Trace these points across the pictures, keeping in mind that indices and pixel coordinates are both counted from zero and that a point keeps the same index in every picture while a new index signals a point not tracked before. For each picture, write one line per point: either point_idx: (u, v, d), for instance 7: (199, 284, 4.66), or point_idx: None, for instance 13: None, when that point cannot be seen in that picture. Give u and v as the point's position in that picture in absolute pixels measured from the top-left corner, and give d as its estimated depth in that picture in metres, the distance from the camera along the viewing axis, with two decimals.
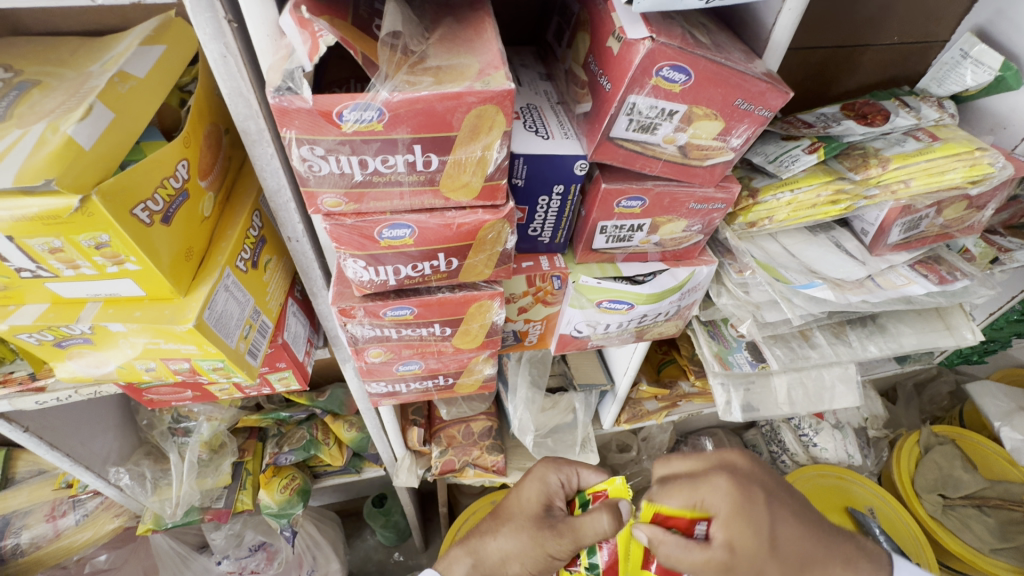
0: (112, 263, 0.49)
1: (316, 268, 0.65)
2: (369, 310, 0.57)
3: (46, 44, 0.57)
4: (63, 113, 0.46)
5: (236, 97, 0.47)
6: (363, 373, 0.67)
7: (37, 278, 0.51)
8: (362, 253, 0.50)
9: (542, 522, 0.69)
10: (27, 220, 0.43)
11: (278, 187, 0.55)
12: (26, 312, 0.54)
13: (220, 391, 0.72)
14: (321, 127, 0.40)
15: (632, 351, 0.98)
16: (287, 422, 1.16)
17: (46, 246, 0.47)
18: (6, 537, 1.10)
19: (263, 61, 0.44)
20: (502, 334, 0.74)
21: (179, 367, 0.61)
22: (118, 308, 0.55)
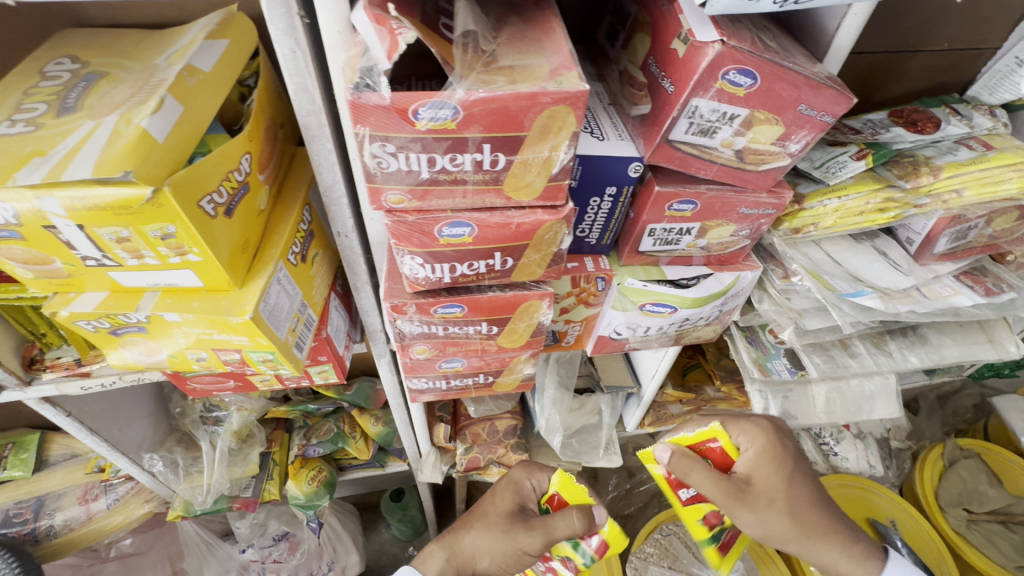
0: (175, 254, 0.50)
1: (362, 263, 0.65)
2: (420, 307, 0.57)
3: (108, 36, 0.58)
4: (134, 105, 0.47)
5: (301, 93, 0.48)
6: (406, 369, 0.68)
7: (101, 266, 0.51)
8: (421, 250, 0.50)
9: (513, 521, 0.72)
10: (100, 209, 0.44)
11: (332, 182, 0.56)
12: (87, 299, 0.55)
13: (261, 381, 0.73)
14: (396, 124, 0.40)
15: (661, 356, 0.98)
16: (314, 414, 1.18)
17: (114, 236, 0.47)
18: (40, 518, 1.12)
19: (331, 57, 0.44)
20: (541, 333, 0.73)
21: (229, 358, 0.62)
22: (175, 298, 0.55)
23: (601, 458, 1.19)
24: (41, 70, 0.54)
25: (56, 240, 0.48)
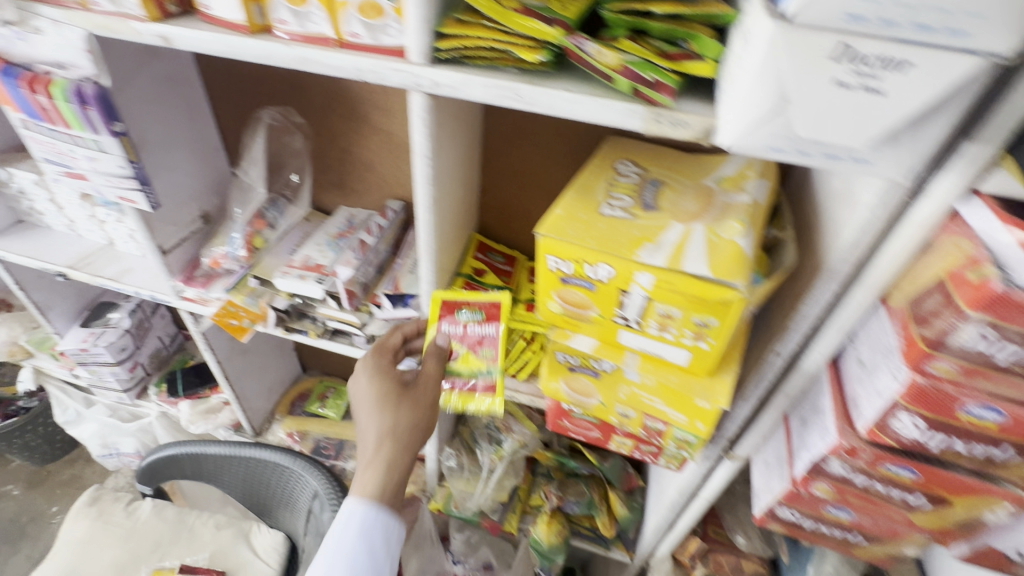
0: (693, 338, 0.60)
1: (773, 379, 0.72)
2: (871, 457, 0.60)
3: (651, 150, 0.74)
4: (717, 221, 0.60)
5: (854, 247, 0.56)
6: (788, 496, 0.70)
7: (621, 325, 0.64)
8: (932, 417, 0.53)
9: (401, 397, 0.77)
10: (687, 295, 0.56)
11: (812, 315, 0.64)
12: (579, 340, 0.69)
13: (621, 443, 0.81)
14: (1019, 319, 0.44)
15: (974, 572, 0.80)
16: (561, 471, 1.29)
17: (665, 312, 0.59)
18: (339, 458, 1.36)
19: (925, 235, 0.51)
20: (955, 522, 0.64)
21: (645, 423, 0.71)
22: (649, 364, 0.66)
23: None
24: (614, 167, 0.71)
25: (615, 300, 0.61)
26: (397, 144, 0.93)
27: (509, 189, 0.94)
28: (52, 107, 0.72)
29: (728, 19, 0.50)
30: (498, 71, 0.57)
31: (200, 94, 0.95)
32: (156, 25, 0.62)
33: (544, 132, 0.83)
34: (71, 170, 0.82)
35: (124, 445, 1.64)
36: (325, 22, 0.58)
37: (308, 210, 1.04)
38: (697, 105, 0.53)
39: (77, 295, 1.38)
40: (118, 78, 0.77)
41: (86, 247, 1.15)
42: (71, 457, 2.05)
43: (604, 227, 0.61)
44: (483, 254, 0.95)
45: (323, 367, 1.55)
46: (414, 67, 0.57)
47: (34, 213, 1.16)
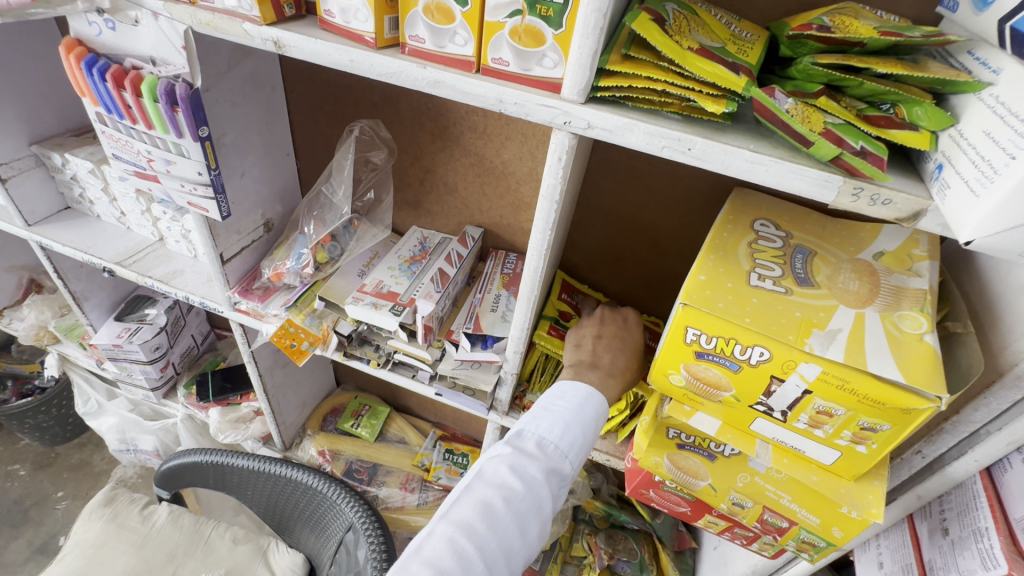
0: (850, 440, 0.53)
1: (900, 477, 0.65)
2: None
3: (791, 210, 0.66)
4: (889, 310, 0.52)
5: None
6: None
7: (759, 413, 0.56)
8: None
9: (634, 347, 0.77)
10: (860, 396, 0.48)
11: (975, 419, 0.57)
12: (700, 419, 0.61)
13: (713, 525, 0.73)
14: None
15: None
16: (604, 521, 1.21)
17: (825, 409, 0.51)
18: (372, 484, 1.29)
19: None
20: None
21: (765, 516, 0.63)
22: (784, 458, 0.58)
23: None
24: (752, 227, 0.63)
25: (763, 388, 0.53)
26: (487, 168, 0.86)
27: (603, 231, 0.86)
28: (136, 104, 0.66)
29: (966, 87, 0.43)
30: (662, 118, 0.50)
31: (280, 97, 0.89)
32: (269, 29, 0.55)
33: (657, 173, 0.76)
34: (143, 171, 0.76)
35: (142, 441, 1.58)
36: (467, 45, 0.51)
37: (387, 231, 0.97)
38: (903, 182, 0.45)
39: (114, 286, 1.32)
40: (207, 76, 0.70)
41: (134, 242, 1.08)
42: (81, 442, 1.97)
43: (759, 304, 0.53)
44: (567, 295, 0.88)
45: (358, 382, 1.48)
46: (567, 105, 0.50)
47: (84, 202, 1.10)
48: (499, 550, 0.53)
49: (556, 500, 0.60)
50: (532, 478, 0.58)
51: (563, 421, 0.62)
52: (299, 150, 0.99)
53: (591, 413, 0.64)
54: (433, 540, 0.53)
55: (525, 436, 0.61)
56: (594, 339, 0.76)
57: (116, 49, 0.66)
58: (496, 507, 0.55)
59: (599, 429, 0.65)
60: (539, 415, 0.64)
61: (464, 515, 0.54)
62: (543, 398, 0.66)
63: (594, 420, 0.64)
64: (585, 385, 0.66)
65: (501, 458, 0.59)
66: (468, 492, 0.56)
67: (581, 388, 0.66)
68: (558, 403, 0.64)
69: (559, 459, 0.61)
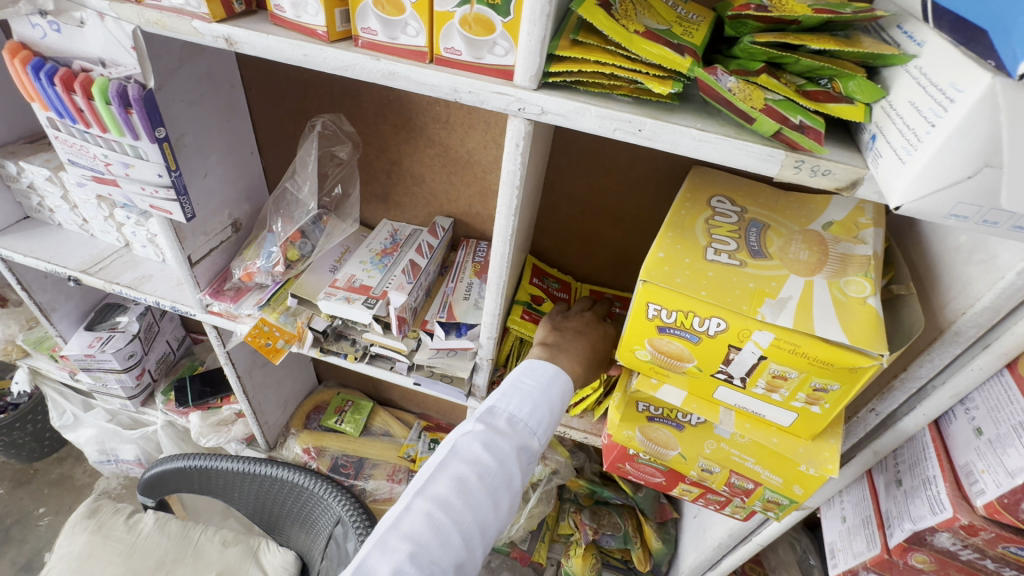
0: (803, 400, 0.56)
1: (859, 436, 0.68)
2: (993, 538, 0.54)
3: (745, 185, 0.68)
4: (837, 275, 0.55)
5: (987, 310, 0.52)
6: (877, 561, 0.65)
7: (721, 380, 0.58)
8: None
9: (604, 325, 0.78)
10: (809, 358, 0.51)
11: (922, 375, 0.60)
12: (667, 390, 0.63)
13: (687, 493, 0.76)
14: None
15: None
16: (588, 497, 1.24)
17: (779, 372, 0.54)
18: (358, 478, 1.30)
19: None
20: None
21: (734, 480, 0.66)
22: (748, 423, 0.61)
23: None
24: (709, 203, 0.65)
25: (722, 356, 0.56)
26: (452, 158, 0.87)
27: (570, 215, 0.88)
28: (88, 108, 0.65)
29: (894, 60, 0.45)
30: (613, 100, 0.51)
31: (239, 94, 0.88)
32: (219, 26, 0.55)
33: (618, 155, 0.77)
34: (101, 175, 0.75)
35: (124, 451, 1.56)
36: (419, 35, 0.52)
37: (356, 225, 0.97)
38: (842, 153, 0.48)
39: (82, 296, 1.29)
40: (161, 76, 0.70)
41: (100, 249, 1.07)
42: (61, 456, 1.94)
43: (714, 277, 0.55)
44: (538, 279, 0.90)
45: (339, 379, 1.48)
46: (520, 92, 0.51)
47: (43, 210, 1.07)
48: (473, 523, 0.56)
49: (525, 474, 0.63)
50: (504, 454, 0.60)
51: (532, 399, 0.64)
52: (263, 148, 0.99)
53: (557, 392, 0.66)
54: (411, 514, 0.55)
55: (495, 413, 0.63)
56: (566, 326, 0.76)
57: (63, 52, 0.64)
58: (471, 482, 0.57)
59: (564, 405, 0.68)
60: (508, 391, 0.66)
61: (440, 491, 0.57)
62: (511, 375, 0.68)
63: (560, 398, 0.66)
64: (552, 364, 0.68)
65: (474, 435, 0.60)
66: (442, 469, 0.58)
67: (549, 367, 0.67)
68: (525, 380, 0.66)
69: (528, 435, 0.63)
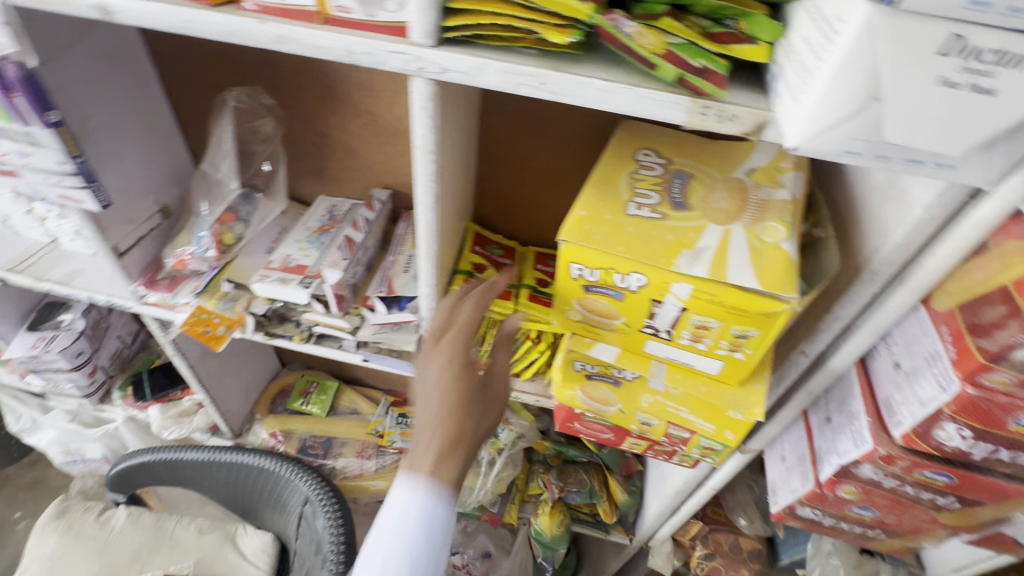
0: (727, 348, 0.56)
1: (793, 377, 0.70)
2: (909, 464, 0.57)
3: (673, 137, 0.67)
4: (755, 222, 0.55)
5: (899, 248, 0.53)
6: (810, 496, 0.68)
7: (649, 335, 0.59)
8: (979, 427, 0.51)
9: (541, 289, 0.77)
10: (725, 306, 0.52)
11: (845, 315, 0.61)
12: (601, 348, 0.64)
13: (636, 447, 0.78)
14: None
15: (984, 554, 0.86)
16: (556, 457, 1.26)
17: (700, 323, 0.55)
18: (327, 457, 1.31)
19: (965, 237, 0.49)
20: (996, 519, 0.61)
21: (673, 432, 0.67)
22: (679, 374, 0.62)
23: None
24: (634, 157, 0.64)
25: (645, 310, 0.56)
26: (382, 127, 0.84)
27: (509, 178, 0.86)
28: None
29: None
30: (517, 54, 0.49)
31: (148, 70, 0.83)
32: None
33: (548, 113, 0.75)
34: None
35: (89, 450, 1.53)
36: None
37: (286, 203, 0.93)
38: (748, 97, 0.47)
39: (20, 296, 1.24)
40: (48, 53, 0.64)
41: (26, 246, 1.01)
42: (30, 460, 1.90)
43: (634, 231, 0.55)
44: (480, 247, 0.88)
45: (303, 361, 1.47)
46: (418, 49, 0.48)
47: None
48: None
49: None
50: None
51: (398, 558, 0.59)
52: (185, 127, 0.94)
53: (435, 525, 0.61)
54: None
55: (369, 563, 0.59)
56: (451, 342, 0.66)
57: None
58: None
59: (449, 526, 0.62)
60: (376, 540, 0.60)
61: None
62: (381, 516, 0.61)
63: (438, 530, 0.61)
64: (419, 486, 0.60)
65: None
66: None
67: (421, 496, 0.60)
68: (383, 538, 0.60)
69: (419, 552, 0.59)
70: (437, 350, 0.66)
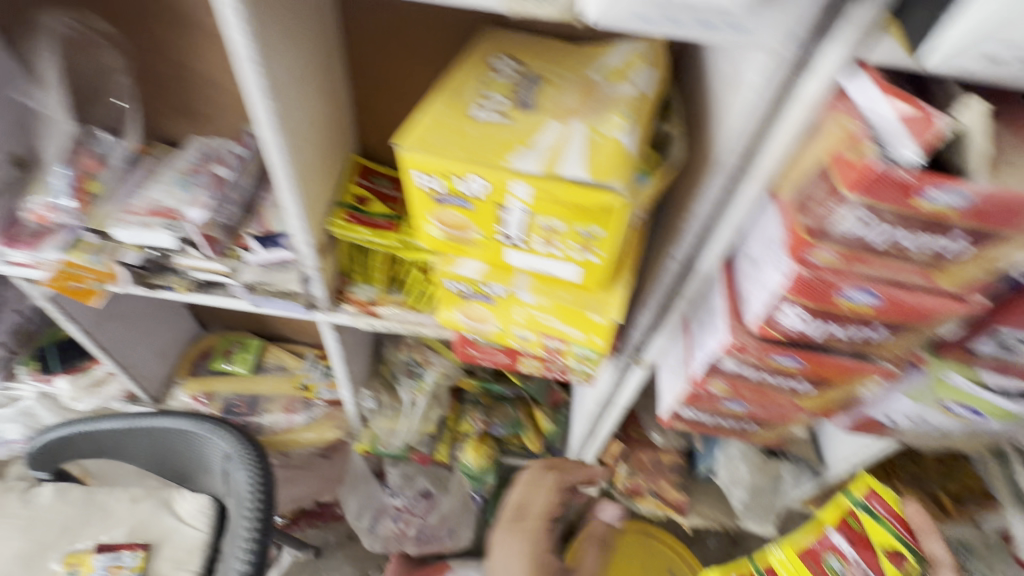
0: (579, 252, 0.56)
1: (670, 284, 0.70)
2: (760, 351, 0.59)
3: (534, 42, 0.64)
4: (597, 119, 0.53)
5: (739, 136, 0.52)
6: (687, 396, 0.70)
7: (505, 244, 0.58)
8: (812, 306, 0.52)
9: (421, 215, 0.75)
10: (561, 205, 0.51)
11: (702, 213, 0.61)
12: (467, 265, 0.63)
13: (531, 367, 0.79)
14: (895, 197, 0.41)
15: (871, 443, 0.93)
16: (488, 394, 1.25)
17: (547, 226, 0.54)
18: (253, 415, 1.29)
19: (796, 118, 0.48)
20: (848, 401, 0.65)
21: (549, 344, 0.68)
22: (543, 284, 0.62)
23: (761, 522, 1.16)
24: (489, 63, 0.61)
25: (494, 217, 0.55)
26: None
27: (387, 102, 0.83)
28: None
29: None
30: None
31: None
32: None
33: (410, 25, 0.71)
34: None
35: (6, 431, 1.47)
36: None
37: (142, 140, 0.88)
38: None
39: None
40: None
41: None
42: None
43: (474, 135, 0.53)
44: (366, 179, 0.84)
45: (223, 321, 1.41)
46: None
47: None
48: None
49: None
50: None
51: None
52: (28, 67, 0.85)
53: None
54: None
55: None
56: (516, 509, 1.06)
57: None
58: None
59: None
60: None
61: None
62: None
63: None
64: None
65: None
66: None
67: None
68: None
69: None
70: (533, 486, 1.08)
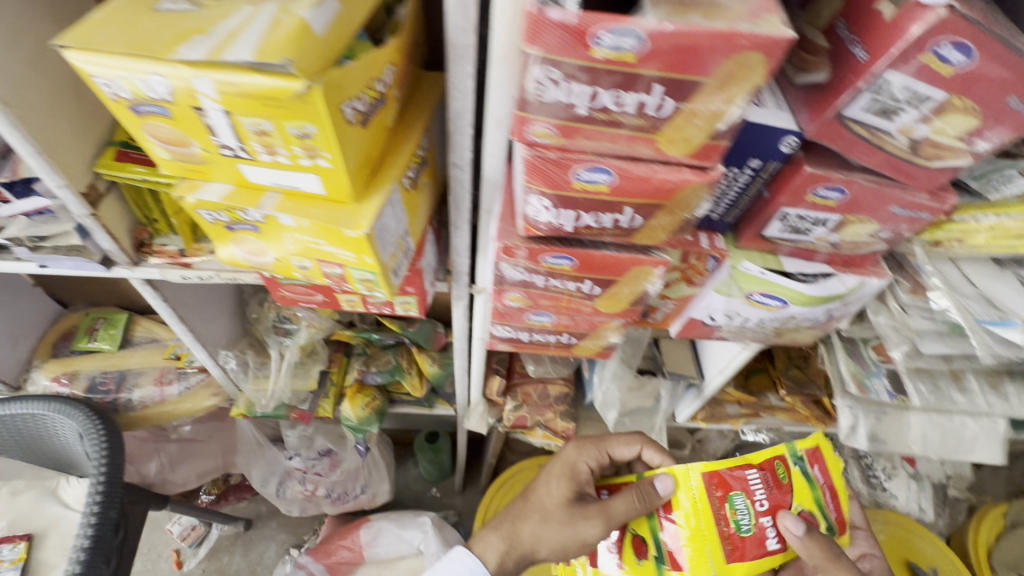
0: (307, 156, 0.50)
1: (466, 198, 0.64)
2: (531, 253, 0.55)
3: None
4: None
5: (458, 7, 0.44)
6: (493, 313, 0.67)
7: (233, 157, 0.52)
8: (553, 192, 0.48)
9: None
10: (249, 98, 0.44)
11: (463, 110, 0.53)
12: (212, 189, 0.56)
13: (349, 301, 0.75)
14: (571, 49, 0.36)
15: (735, 351, 0.92)
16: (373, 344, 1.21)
17: (256, 127, 0.47)
18: (121, 391, 1.22)
19: None
20: (643, 304, 0.63)
21: (331, 270, 0.63)
22: (296, 202, 0.56)
23: None
24: None
25: (198, 123, 0.48)
26: None
27: None
28: None
29: None
30: None
31: None
32: None
33: None
34: None
35: None
36: None
37: None
38: None
39: None
40: None
41: None
42: None
43: (149, 26, 0.45)
44: None
45: (87, 299, 1.33)
46: None
47: None
48: None
49: None
50: None
51: None
52: None
53: None
54: None
55: None
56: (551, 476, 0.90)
57: None
58: None
59: None
60: None
61: None
62: None
63: None
64: None
65: None
66: None
67: None
68: None
69: None
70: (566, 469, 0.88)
